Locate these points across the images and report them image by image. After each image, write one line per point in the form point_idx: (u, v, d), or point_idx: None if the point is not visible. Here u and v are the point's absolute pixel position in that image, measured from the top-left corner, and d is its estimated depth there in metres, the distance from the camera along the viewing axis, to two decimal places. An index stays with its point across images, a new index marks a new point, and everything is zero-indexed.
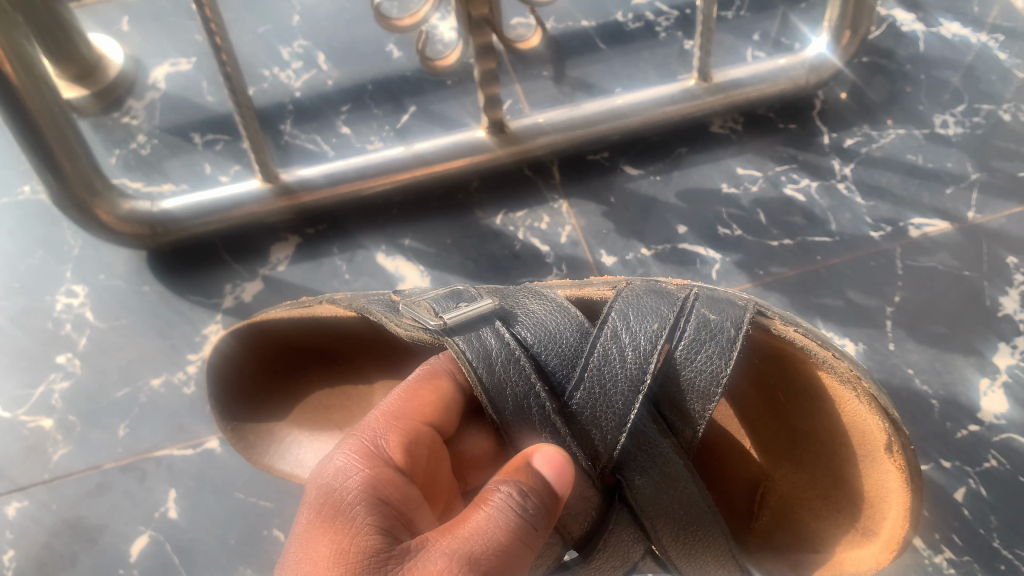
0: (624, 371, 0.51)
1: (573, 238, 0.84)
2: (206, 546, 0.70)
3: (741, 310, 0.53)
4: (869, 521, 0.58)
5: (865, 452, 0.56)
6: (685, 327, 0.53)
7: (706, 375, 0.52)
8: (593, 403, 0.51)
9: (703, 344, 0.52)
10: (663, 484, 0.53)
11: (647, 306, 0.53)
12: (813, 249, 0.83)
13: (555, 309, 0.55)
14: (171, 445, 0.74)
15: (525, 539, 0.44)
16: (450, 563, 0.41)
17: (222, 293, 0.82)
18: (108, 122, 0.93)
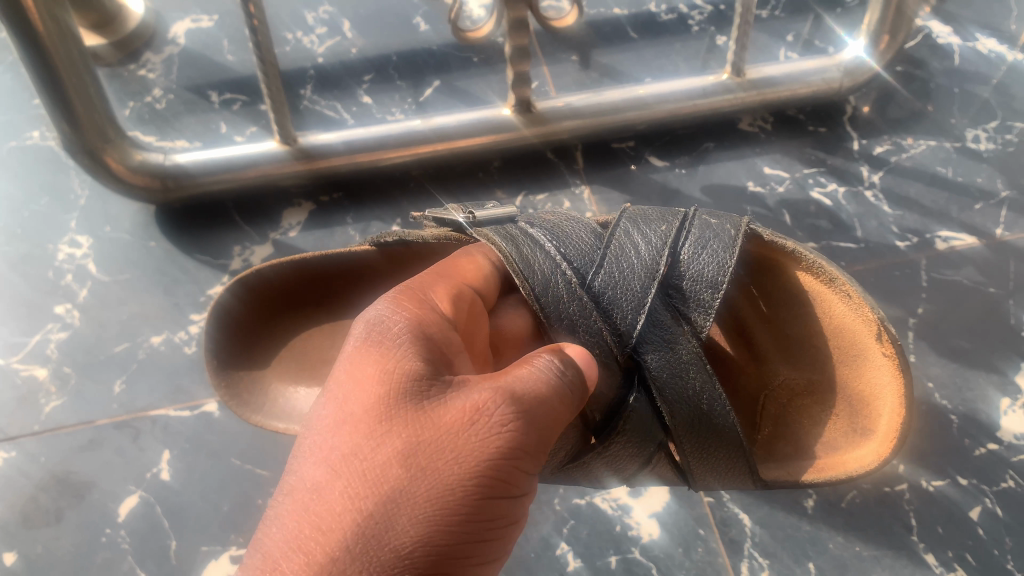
0: (639, 262, 0.53)
1: None
2: (197, 510, 0.67)
3: (739, 220, 0.56)
4: (866, 420, 0.58)
5: (857, 347, 0.58)
6: (690, 229, 0.55)
7: (709, 261, 0.54)
8: (614, 284, 0.52)
9: (707, 242, 0.55)
10: (680, 366, 0.51)
11: (653, 217, 0.56)
12: (837, 255, 0.81)
13: (572, 220, 0.57)
14: (167, 405, 0.71)
15: (563, 398, 0.44)
16: (487, 397, 0.41)
17: (231, 255, 0.80)
18: (124, 73, 0.91)
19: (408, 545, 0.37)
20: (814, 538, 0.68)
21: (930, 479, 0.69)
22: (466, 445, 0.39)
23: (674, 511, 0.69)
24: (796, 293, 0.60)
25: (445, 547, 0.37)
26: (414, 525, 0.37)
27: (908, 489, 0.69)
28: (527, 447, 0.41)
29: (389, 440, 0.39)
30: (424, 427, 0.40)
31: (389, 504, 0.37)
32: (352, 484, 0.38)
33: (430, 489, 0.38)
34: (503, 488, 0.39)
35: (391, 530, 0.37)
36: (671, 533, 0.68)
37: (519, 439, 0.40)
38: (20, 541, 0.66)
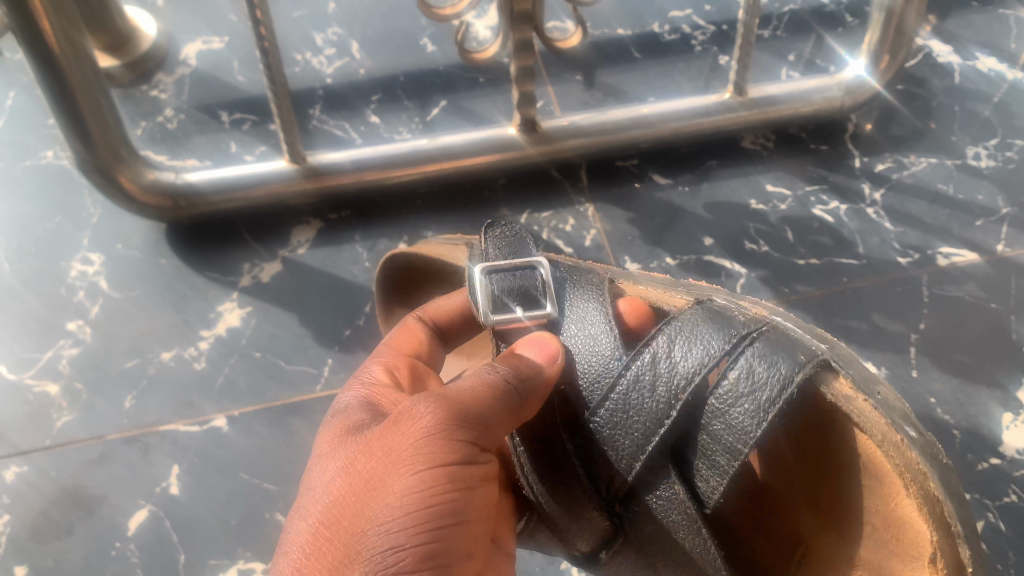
0: (648, 408, 0.46)
1: (597, 242, 0.84)
2: (205, 525, 0.68)
3: (802, 362, 0.44)
4: None
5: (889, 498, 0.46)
6: (730, 367, 0.45)
7: (717, 426, 0.46)
8: (614, 425, 0.47)
9: (742, 398, 0.45)
10: (669, 523, 0.47)
11: (698, 335, 0.47)
12: (840, 270, 0.82)
13: (603, 314, 0.51)
14: (176, 419, 0.72)
15: (499, 392, 0.44)
16: (420, 403, 0.42)
17: (240, 272, 0.81)
18: (137, 94, 0.93)
19: (384, 545, 0.38)
20: None
21: None
22: (398, 449, 0.41)
23: None
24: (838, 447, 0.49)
25: (421, 536, 0.39)
26: (386, 527, 0.38)
27: None
28: (468, 438, 0.42)
29: (347, 475, 0.41)
30: (373, 451, 0.41)
31: (360, 521, 0.39)
32: (328, 527, 0.40)
33: (373, 499, 0.39)
34: (461, 472, 0.41)
35: (367, 542, 0.38)
36: None
37: (460, 421, 0.42)
38: (30, 554, 0.67)
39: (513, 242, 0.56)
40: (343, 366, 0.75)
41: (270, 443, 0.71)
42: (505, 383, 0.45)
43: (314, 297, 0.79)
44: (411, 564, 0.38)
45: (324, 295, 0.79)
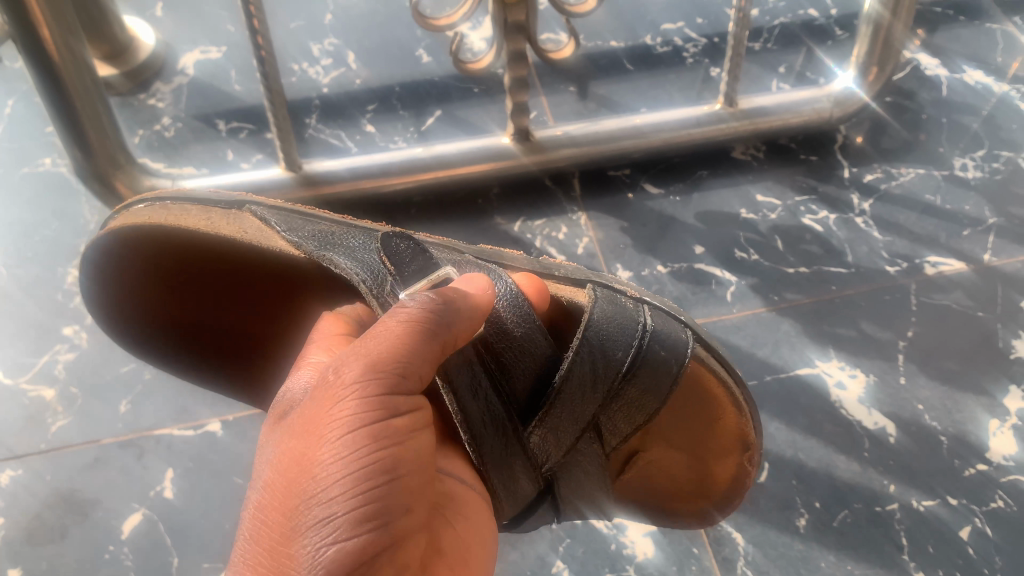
0: (588, 394, 0.53)
1: (590, 250, 0.85)
2: (199, 528, 0.68)
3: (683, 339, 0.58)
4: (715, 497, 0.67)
5: (730, 452, 0.65)
6: (644, 354, 0.55)
7: (650, 398, 0.57)
8: (557, 416, 0.52)
9: (655, 377, 0.56)
10: (580, 467, 0.56)
11: (615, 327, 0.55)
12: (829, 279, 0.83)
13: (518, 308, 0.52)
14: (171, 424, 0.73)
15: (419, 329, 0.43)
16: (336, 367, 0.42)
17: None
18: (135, 102, 0.94)
19: (320, 516, 0.37)
20: (805, 557, 0.69)
21: (920, 499, 0.70)
22: (320, 416, 0.40)
23: (667, 529, 0.70)
24: (698, 405, 0.62)
25: (350, 500, 0.37)
26: (320, 497, 0.38)
27: (899, 509, 0.70)
28: (392, 388, 0.41)
29: (282, 452, 0.41)
30: (299, 429, 0.41)
31: (295, 497, 0.38)
32: (266, 511, 0.40)
33: (303, 471, 0.39)
34: (387, 430, 0.39)
35: (305, 515, 0.38)
36: (666, 552, 0.69)
37: (376, 373, 0.41)
38: (25, 557, 0.67)
39: (407, 254, 0.50)
40: None
41: None
42: (417, 314, 0.44)
43: None
44: (343, 529, 0.37)
45: None
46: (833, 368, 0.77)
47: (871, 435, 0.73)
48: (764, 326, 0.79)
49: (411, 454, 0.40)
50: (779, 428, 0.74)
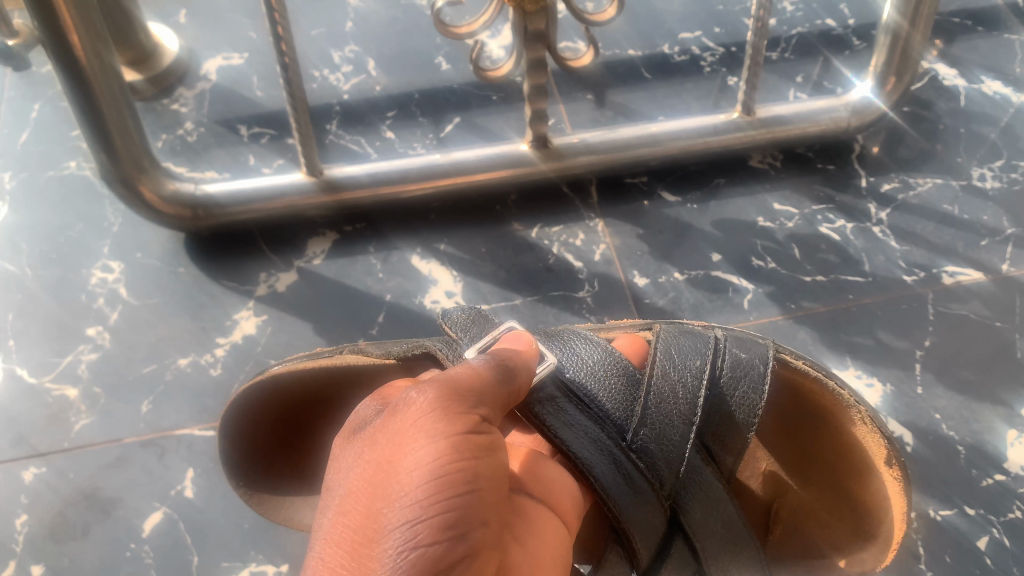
0: (679, 404, 0.59)
1: (607, 257, 0.85)
2: (219, 528, 0.69)
3: (764, 345, 0.62)
4: (868, 526, 0.65)
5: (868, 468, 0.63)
6: (720, 364, 0.61)
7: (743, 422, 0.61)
8: (655, 428, 0.58)
9: (739, 379, 0.60)
10: (705, 500, 0.60)
11: (686, 346, 0.61)
12: (845, 287, 0.83)
13: (595, 351, 0.60)
14: (192, 424, 0.74)
15: (487, 378, 0.46)
16: (413, 390, 0.43)
17: (257, 281, 0.82)
18: (158, 107, 0.95)
19: (402, 519, 0.38)
20: None
21: (937, 508, 0.70)
22: (399, 430, 0.41)
23: None
24: (824, 425, 0.65)
25: (433, 507, 0.38)
26: (402, 502, 0.38)
27: (916, 518, 0.70)
28: (469, 411, 0.42)
29: (359, 464, 0.41)
30: (379, 440, 0.42)
31: (376, 502, 0.39)
32: (345, 517, 0.40)
33: (382, 478, 0.39)
34: (469, 443, 0.40)
35: (387, 517, 0.38)
36: None
37: (455, 398, 0.42)
38: (47, 554, 0.68)
39: (469, 323, 0.60)
40: None
41: None
42: (483, 368, 0.47)
43: (327, 307, 0.81)
44: (425, 534, 0.37)
45: (336, 305, 0.81)
46: (850, 377, 0.77)
47: None
48: (780, 334, 0.80)
49: (488, 470, 0.41)
50: None
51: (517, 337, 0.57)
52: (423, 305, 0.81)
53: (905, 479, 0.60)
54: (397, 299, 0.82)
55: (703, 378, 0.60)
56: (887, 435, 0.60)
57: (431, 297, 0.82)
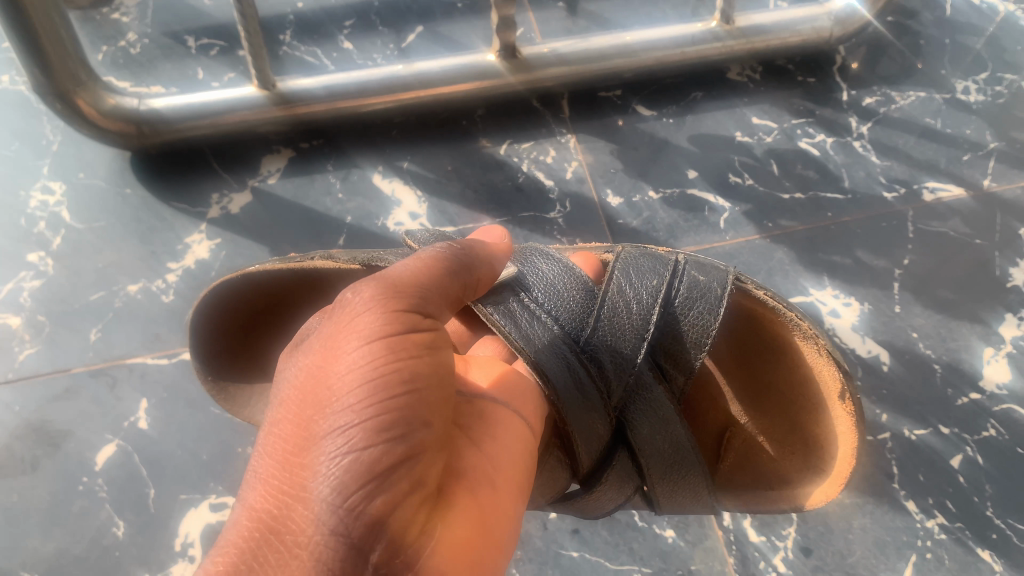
0: (631, 321, 0.53)
1: (579, 175, 0.81)
2: (176, 461, 0.66)
3: (726, 272, 0.55)
4: (816, 458, 0.60)
5: (822, 400, 0.58)
6: (678, 283, 0.55)
7: (697, 338, 0.55)
8: (607, 342, 0.52)
9: (695, 301, 0.54)
10: (658, 417, 0.54)
11: (645, 266, 0.55)
12: (824, 205, 0.80)
13: (560, 269, 0.54)
14: (145, 353, 0.70)
15: (433, 274, 0.43)
16: (350, 290, 0.40)
17: (209, 203, 0.78)
18: (97, 17, 0.88)
19: (336, 423, 0.34)
20: None
21: (912, 428, 0.69)
22: (335, 334, 0.37)
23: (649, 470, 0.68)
24: (774, 355, 0.60)
25: (368, 408, 0.34)
26: (335, 407, 0.34)
27: (891, 438, 0.68)
28: (409, 312, 0.39)
29: (296, 370, 0.37)
30: (316, 345, 0.38)
31: (308, 409, 0.35)
32: (276, 426, 0.36)
33: (314, 383, 0.35)
34: (404, 343, 0.37)
35: (320, 424, 0.34)
36: None
37: (395, 297, 0.39)
38: None
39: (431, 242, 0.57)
40: None
41: None
42: (432, 263, 0.44)
43: (285, 230, 0.77)
44: (361, 436, 0.33)
45: (294, 227, 0.77)
46: (827, 297, 0.75)
47: (865, 363, 0.72)
48: (757, 254, 0.77)
49: (425, 368, 0.37)
50: None
51: (492, 231, 0.56)
52: (386, 227, 0.77)
53: (857, 412, 0.56)
54: (358, 221, 0.78)
55: (661, 296, 0.54)
56: (843, 367, 0.55)
57: (393, 218, 0.78)
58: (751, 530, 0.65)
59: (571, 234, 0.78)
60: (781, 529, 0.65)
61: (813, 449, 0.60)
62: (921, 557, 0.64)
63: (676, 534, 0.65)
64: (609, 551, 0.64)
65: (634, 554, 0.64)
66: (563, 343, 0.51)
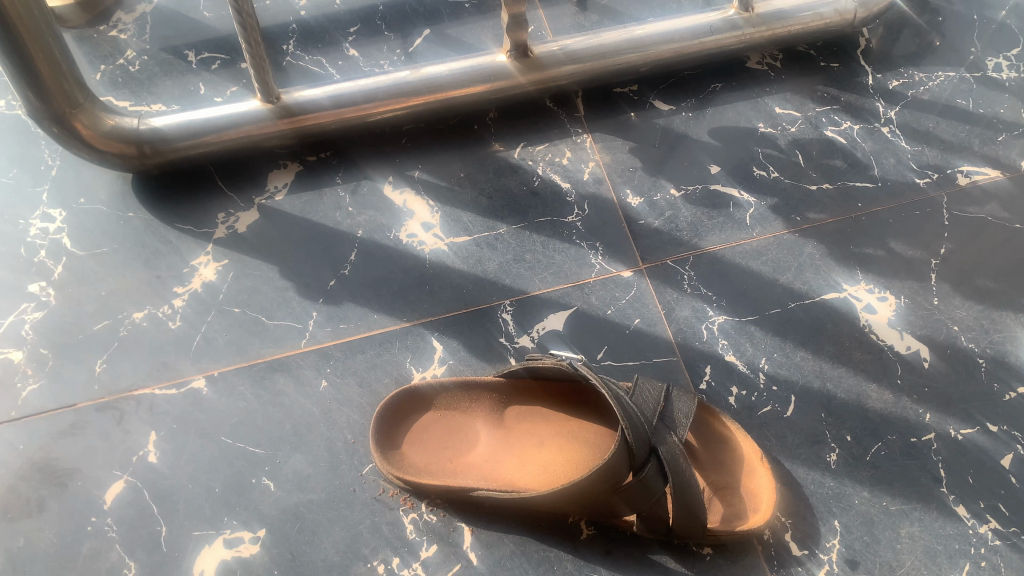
0: (652, 411, 0.60)
1: (597, 175, 0.78)
2: (189, 495, 0.64)
3: (683, 372, 0.67)
4: (743, 495, 0.60)
5: (738, 466, 0.61)
6: (662, 373, 0.67)
7: (688, 405, 0.62)
8: (643, 416, 0.59)
9: (681, 395, 0.63)
10: (683, 469, 0.58)
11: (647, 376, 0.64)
12: (853, 196, 0.77)
13: (609, 382, 0.60)
14: (152, 383, 0.68)
15: None
16: None
17: (215, 223, 0.75)
18: (93, 34, 0.85)
19: None
20: (838, 494, 0.63)
21: (959, 427, 0.65)
22: None
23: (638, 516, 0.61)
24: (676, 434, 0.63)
25: None
26: None
27: (936, 440, 0.65)
28: None
29: None
30: None
31: None
32: None
33: None
34: None
35: None
36: None
37: None
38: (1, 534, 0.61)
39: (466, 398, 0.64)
40: (330, 320, 0.71)
41: (254, 404, 0.67)
42: None
43: (295, 247, 0.74)
44: None
45: (306, 245, 0.74)
46: (861, 291, 0.72)
47: (904, 360, 0.68)
48: (787, 250, 0.74)
49: None
50: (805, 358, 0.68)
51: None
52: (398, 240, 0.75)
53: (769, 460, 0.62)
54: (370, 234, 0.75)
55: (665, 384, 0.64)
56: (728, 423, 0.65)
57: (407, 231, 0.75)
58: (793, 543, 0.60)
59: (592, 238, 0.75)
60: (824, 541, 0.61)
61: (728, 498, 0.60)
62: (975, 566, 0.60)
63: (715, 551, 0.60)
64: (640, 570, 0.60)
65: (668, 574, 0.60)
66: (622, 397, 0.59)
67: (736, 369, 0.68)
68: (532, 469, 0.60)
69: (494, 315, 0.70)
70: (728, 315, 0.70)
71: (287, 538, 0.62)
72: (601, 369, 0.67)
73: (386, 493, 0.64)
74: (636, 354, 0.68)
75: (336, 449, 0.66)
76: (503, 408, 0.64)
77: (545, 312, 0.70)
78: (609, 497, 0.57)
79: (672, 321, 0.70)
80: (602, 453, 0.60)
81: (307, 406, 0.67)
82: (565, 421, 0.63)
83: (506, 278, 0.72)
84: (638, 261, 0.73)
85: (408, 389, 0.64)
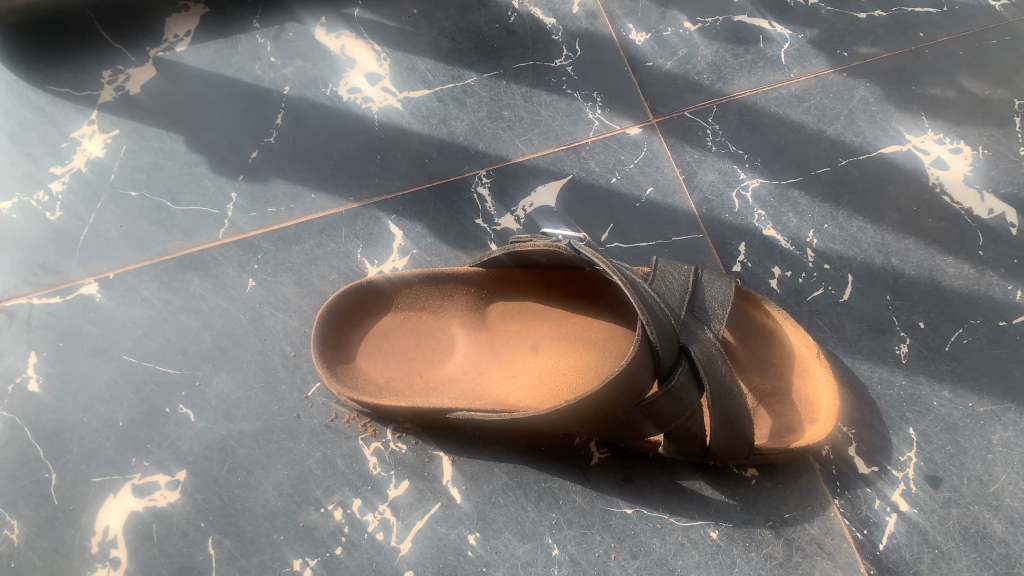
0: (677, 300, 0.46)
1: (588, 8, 0.62)
2: (84, 430, 0.48)
3: (711, 254, 0.53)
4: (799, 403, 0.46)
5: (788, 368, 0.47)
6: (686, 255, 0.53)
7: (723, 292, 0.47)
8: (664, 305, 0.44)
9: (713, 279, 0.48)
10: (724, 373, 0.43)
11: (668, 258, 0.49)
12: (913, 23, 0.62)
13: (618, 264, 0.45)
14: (28, 291, 0.52)
15: None
16: None
17: (99, 83, 0.58)
18: None
19: None
20: (913, 396, 0.49)
21: None
22: None
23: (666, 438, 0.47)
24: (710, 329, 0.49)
25: None
26: None
27: None
28: None
29: None
30: None
31: None
32: None
33: None
34: None
35: None
36: None
37: None
38: None
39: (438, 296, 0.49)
40: (255, 200, 0.55)
41: (165, 311, 0.52)
42: None
43: (206, 109, 0.58)
44: None
45: (221, 108, 0.58)
46: (929, 142, 0.57)
47: (986, 227, 0.54)
48: (833, 93, 0.59)
49: None
50: (864, 228, 0.54)
51: None
52: (337, 96, 0.58)
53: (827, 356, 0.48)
54: (298, 91, 0.59)
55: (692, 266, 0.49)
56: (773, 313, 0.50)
57: (347, 84, 0.59)
58: (859, 461, 0.47)
59: (586, 86, 0.59)
60: (898, 454, 0.48)
61: (777, 407, 0.46)
62: None
63: (761, 473, 0.47)
64: (671, 502, 0.46)
65: (707, 505, 0.46)
66: (638, 285, 0.44)
67: (778, 247, 0.53)
68: (527, 382, 0.46)
69: (468, 190, 0.55)
70: (763, 178, 0.56)
71: (213, 481, 0.47)
72: (607, 253, 0.52)
73: (340, 419, 0.49)
74: (651, 233, 0.53)
75: (271, 365, 0.50)
76: (483, 305, 0.50)
77: (534, 183, 0.55)
78: (628, 416, 0.42)
79: (694, 189, 0.55)
80: (616, 358, 0.47)
81: (231, 312, 0.52)
82: (564, 319, 0.49)
83: (479, 142, 0.57)
84: (648, 115, 0.58)
85: (359, 286, 0.49)
